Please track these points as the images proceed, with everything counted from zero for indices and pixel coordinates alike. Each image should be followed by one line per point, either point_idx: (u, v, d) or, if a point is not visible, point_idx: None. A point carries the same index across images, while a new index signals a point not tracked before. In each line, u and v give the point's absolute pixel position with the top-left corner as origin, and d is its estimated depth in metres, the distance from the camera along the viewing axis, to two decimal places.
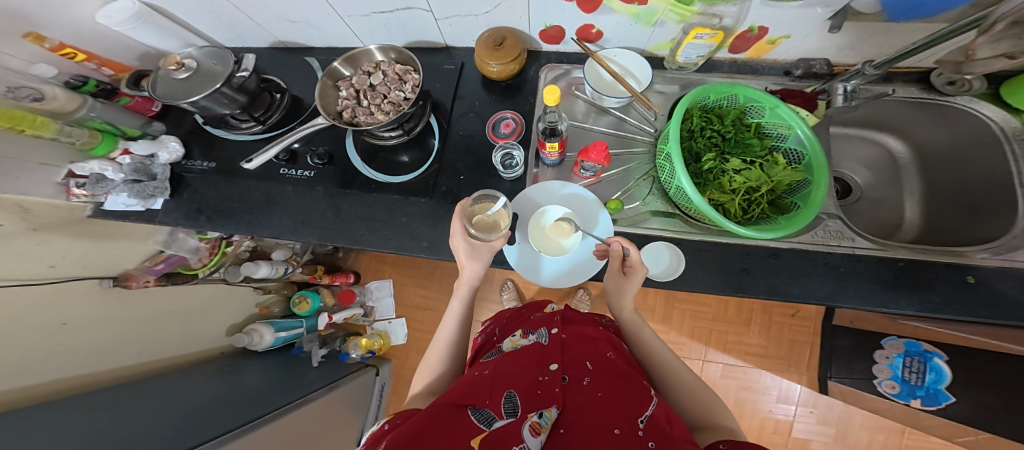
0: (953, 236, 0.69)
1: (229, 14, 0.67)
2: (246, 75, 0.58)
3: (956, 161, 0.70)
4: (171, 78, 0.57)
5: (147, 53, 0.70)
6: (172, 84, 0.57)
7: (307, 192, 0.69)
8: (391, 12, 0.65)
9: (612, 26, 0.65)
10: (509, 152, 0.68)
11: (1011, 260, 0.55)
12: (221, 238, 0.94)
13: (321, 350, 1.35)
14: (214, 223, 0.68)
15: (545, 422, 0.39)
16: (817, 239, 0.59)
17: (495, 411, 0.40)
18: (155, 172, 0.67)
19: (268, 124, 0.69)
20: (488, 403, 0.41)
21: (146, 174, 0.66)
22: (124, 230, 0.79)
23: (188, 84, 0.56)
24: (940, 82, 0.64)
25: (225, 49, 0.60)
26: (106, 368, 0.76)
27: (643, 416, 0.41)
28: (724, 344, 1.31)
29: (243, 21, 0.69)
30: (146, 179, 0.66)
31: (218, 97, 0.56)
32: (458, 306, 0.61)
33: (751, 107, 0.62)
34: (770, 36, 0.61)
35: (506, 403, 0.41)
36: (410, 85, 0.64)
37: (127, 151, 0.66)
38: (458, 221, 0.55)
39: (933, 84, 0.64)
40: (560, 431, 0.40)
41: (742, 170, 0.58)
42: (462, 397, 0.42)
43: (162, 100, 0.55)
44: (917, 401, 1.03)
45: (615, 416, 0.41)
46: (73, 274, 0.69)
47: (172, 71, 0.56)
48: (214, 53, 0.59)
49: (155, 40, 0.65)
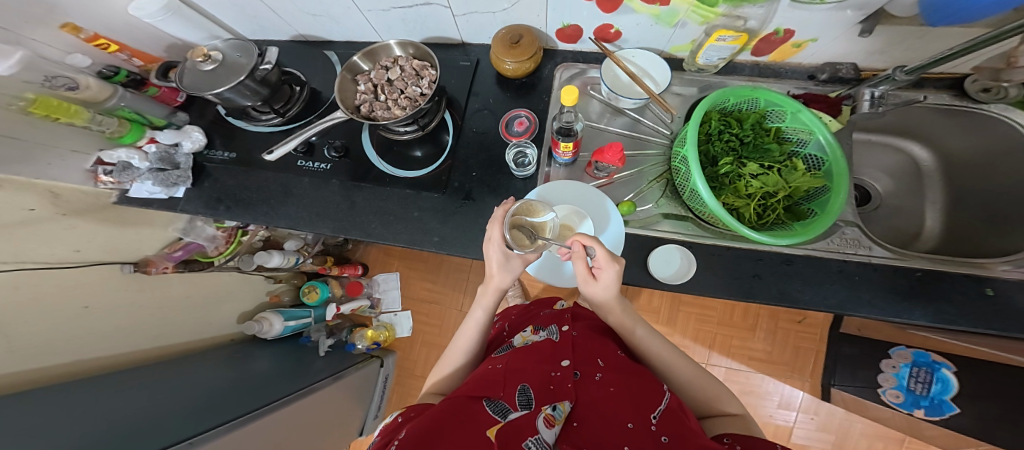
0: (972, 248, 0.68)
1: (253, 7, 0.68)
2: (269, 68, 0.59)
3: (982, 170, 0.69)
4: (198, 70, 0.58)
5: (174, 45, 0.72)
6: (198, 76, 0.58)
7: (322, 184, 0.70)
8: (412, 7, 0.65)
9: (631, 27, 0.65)
10: (522, 150, 0.68)
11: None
12: (237, 227, 0.97)
13: (328, 340, 1.37)
14: (232, 212, 0.69)
15: (559, 415, 0.40)
16: (832, 246, 0.58)
17: (510, 403, 0.40)
18: (179, 161, 0.68)
19: (288, 116, 0.71)
20: (502, 395, 0.41)
21: (170, 164, 0.68)
22: (146, 217, 0.81)
23: (213, 77, 0.57)
24: (974, 89, 0.62)
25: (249, 42, 0.61)
26: (123, 350, 0.79)
27: (656, 411, 0.42)
28: (729, 348, 1.30)
29: (267, 14, 0.70)
30: (170, 168, 0.68)
31: (241, 88, 0.57)
32: (480, 314, 0.61)
33: (771, 111, 0.61)
34: (796, 39, 0.60)
35: (520, 396, 0.41)
36: (427, 81, 0.64)
37: (153, 140, 0.67)
38: (498, 228, 0.53)
39: (966, 90, 0.62)
40: (573, 424, 0.41)
41: (760, 175, 0.58)
42: (477, 389, 0.43)
43: (189, 91, 0.56)
44: (920, 412, 1.01)
45: (628, 410, 0.42)
46: (96, 258, 0.72)
47: (200, 63, 0.58)
48: (237, 45, 0.60)
49: (182, 31, 0.67)
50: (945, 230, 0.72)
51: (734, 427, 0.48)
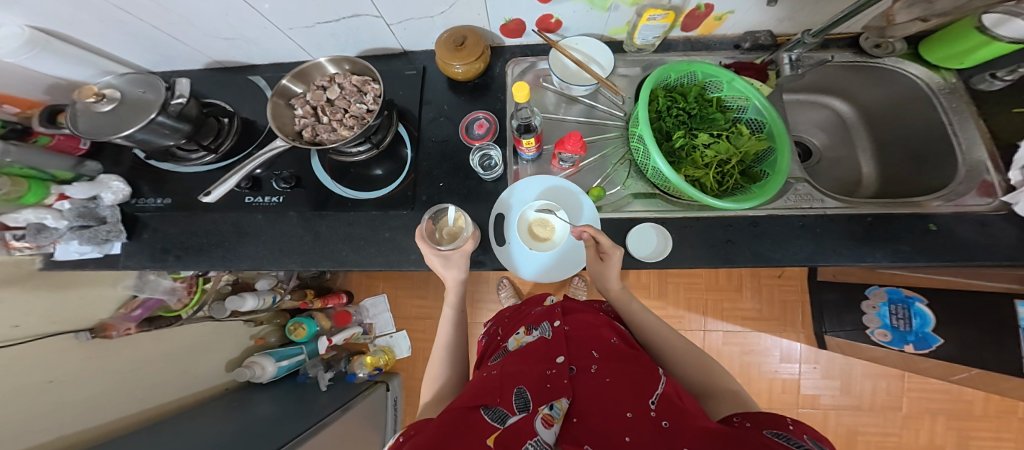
0: (904, 188, 0.71)
1: (149, 34, 0.63)
2: (182, 102, 0.53)
3: (897, 118, 0.72)
4: (93, 112, 0.51)
5: (55, 84, 0.64)
6: (96, 118, 0.51)
7: (278, 219, 0.67)
8: (337, 21, 0.63)
9: (570, 15, 0.65)
10: (486, 153, 0.68)
11: (963, 205, 0.56)
12: (196, 275, 0.92)
13: (326, 373, 1.32)
14: (183, 261, 0.65)
15: (556, 414, 0.39)
16: (789, 204, 0.59)
17: (508, 408, 0.39)
18: (104, 215, 0.64)
19: (221, 151, 0.67)
20: (499, 401, 0.40)
21: (94, 219, 0.63)
22: (86, 279, 0.75)
23: (115, 117, 0.51)
24: (868, 45, 0.65)
25: (153, 75, 0.55)
26: (99, 423, 0.73)
27: (654, 396, 0.41)
28: (721, 312, 1.32)
29: (168, 41, 0.66)
30: (96, 223, 0.63)
31: (155, 128, 0.52)
32: (450, 312, 0.62)
33: (710, 82, 0.62)
34: (717, 12, 0.61)
35: (517, 399, 0.40)
36: (372, 96, 0.62)
37: (63, 196, 0.60)
38: (423, 242, 0.57)
39: (863, 47, 0.65)
40: (573, 420, 0.40)
41: (712, 144, 0.58)
42: (475, 398, 0.41)
43: (86, 136, 0.49)
44: (910, 346, 0.98)
45: (626, 399, 0.41)
46: (42, 330, 0.66)
47: (93, 104, 0.51)
48: (138, 80, 0.55)
49: (63, 69, 0.62)
50: (880, 175, 0.75)
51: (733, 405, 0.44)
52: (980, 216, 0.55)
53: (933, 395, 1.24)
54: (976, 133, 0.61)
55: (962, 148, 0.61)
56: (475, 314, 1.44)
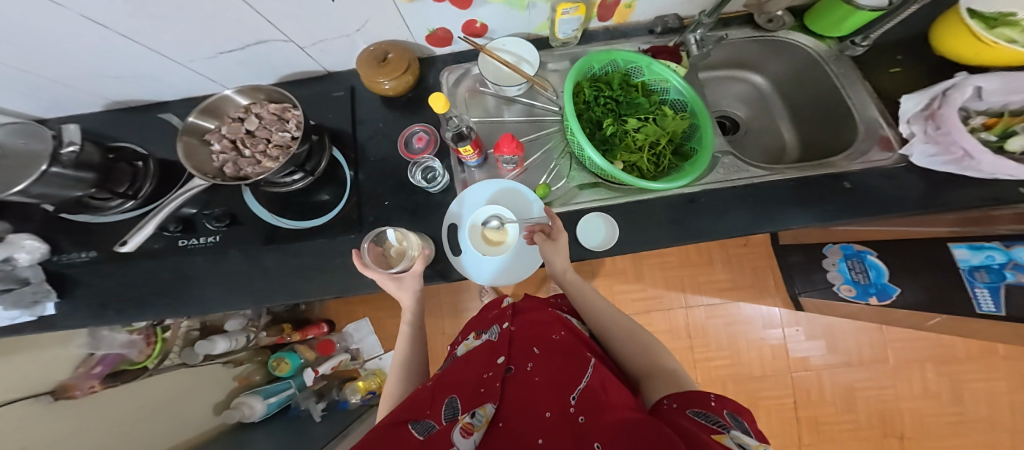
0: (823, 149, 0.71)
1: (32, 81, 0.60)
2: (77, 148, 0.49)
3: (803, 83, 0.74)
4: None
5: None
6: None
7: (221, 258, 0.66)
8: (241, 49, 0.62)
9: (493, 17, 0.65)
10: (428, 166, 0.68)
11: (870, 161, 0.58)
12: (151, 325, 0.92)
13: (320, 404, 1.34)
14: (123, 314, 0.63)
15: (478, 421, 0.38)
16: (719, 177, 0.61)
17: (435, 419, 0.40)
18: (25, 275, 0.60)
19: (142, 196, 0.62)
20: (427, 414, 0.41)
21: (14, 280, 0.59)
22: (32, 343, 0.72)
23: (3, 175, 0.45)
24: (763, 20, 0.68)
25: (37, 124, 0.49)
26: None
27: (576, 392, 0.40)
28: (698, 286, 1.34)
29: (55, 85, 0.63)
30: (17, 285, 0.59)
31: (51, 180, 0.47)
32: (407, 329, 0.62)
33: (632, 68, 0.62)
34: (626, 2, 0.61)
35: (446, 409, 0.41)
36: (293, 123, 0.61)
37: None
38: (372, 271, 0.56)
39: (758, 23, 0.68)
40: (498, 425, 0.39)
41: (641, 128, 0.59)
42: (405, 412, 0.42)
43: None
44: (875, 298, 1.00)
45: (550, 398, 0.40)
46: (9, 397, 0.64)
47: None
48: (21, 130, 0.48)
49: None
50: (800, 138, 0.77)
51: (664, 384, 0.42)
52: (887, 170, 0.57)
53: (913, 342, 1.28)
54: (866, 95, 0.65)
55: (857, 107, 0.64)
56: (460, 323, 1.44)
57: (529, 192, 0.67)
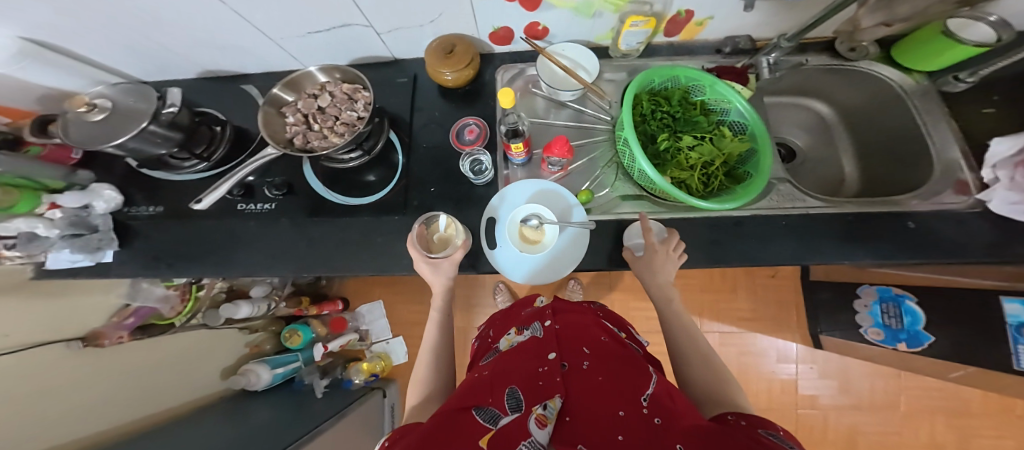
0: (887, 187, 0.72)
1: (144, 46, 0.64)
2: (175, 110, 0.55)
3: (873, 118, 0.74)
4: (83, 122, 0.50)
5: (45, 95, 0.65)
6: (87, 128, 0.50)
7: (271, 225, 0.68)
8: (330, 30, 0.65)
9: (555, 22, 0.67)
10: (477, 158, 0.70)
11: (941, 203, 0.57)
12: (189, 283, 0.95)
13: (323, 380, 1.33)
14: (175, 268, 0.66)
15: (550, 413, 0.39)
16: (773, 204, 0.61)
17: (500, 408, 0.40)
18: (95, 223, 0.65)
19: (213, 160, 0.67)
20: (490, 402, 0.41)
21: (86, 227, 0.64)
22: (79, 289, 0.78)
23: (104, 126, 0.50)
24: (843, 49, 0.67)
25: (146, 85, 0.55)
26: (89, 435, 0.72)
27: (645, 394, 0.41)
28: (717, 313, 1.32)
29: (162, 52, 0.67)
30: (87, 231, 0.64)
31: (149, 136, 0.52)
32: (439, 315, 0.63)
33: (693, 86, 0.63)
34: (697, 18, 0.63)
35: (509, 400, 0.41)
36: (362, 104, 0.64)
37: (55, 204, 0.61)
38: (414, 247, 0.57)
39: (838, 51, 0.67)
40: (566, 419, 0.39)
41: (696, 146, 0.60)
42: (466, 400, 0.42)
43: (80, 145, 0.48)
44: (903, 344, 0.98)
45: (617, 397, 0.41)
46: (36, 340, 0.66)
47: (83, 114, 0.50)
48: (131, 89, 0.54)
49: (53, 78, 0.62)
50: (861, 176, 0.77)
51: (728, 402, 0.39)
52: (957, 216, 0.56)
53: (934, 395, 1.24)
54: (950, 134, 0.63)
55: (936, 148, 0.63)
56: (472, 318, 1.44)
57: (569, 195, 0.67)
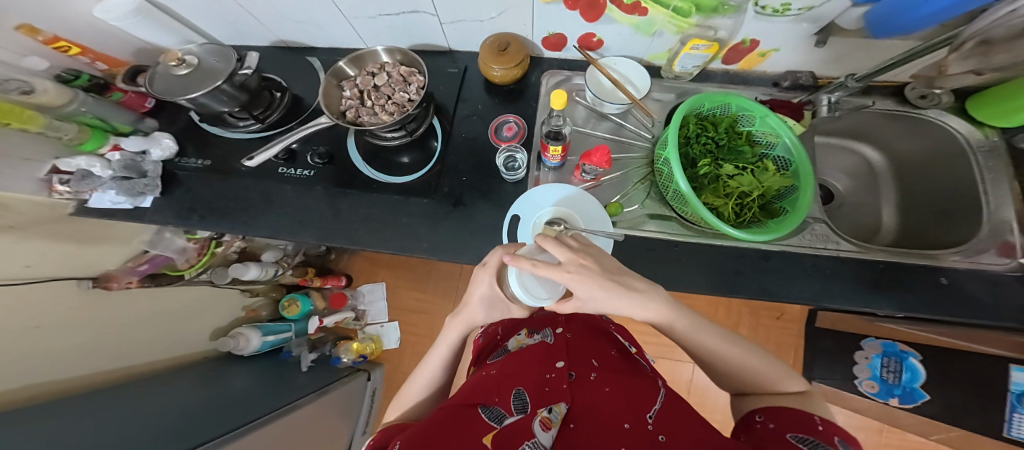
0: (925, 241, 0.74)
1: (234, 14, 0.71)
2: (248, 73, 0.62)
3: (927, 171, 0.75)
4: (171, 74, 0.59)
5: (143, 49, 0.75)
6: (172, 80, 0.59)
7: (305, 191, 0.69)
8: (397, 15, 0.68)
9: (613, 36, 0.69)
10: (512, 155, 0.69)
11: (980, 263, 0.58)
12: (210, 238, 0.94)
13: (311, 355, 1.32)
14: (206, 221, 0.68)
15: (554, 417, 0.39)
16: (804, 242, 0.62)
17: (505, 408, 0.40)
18: (146, 169, 0.68)
19: (267, 123, 0.72)
20: (496, 401, 0.41)
21: (136, 172, 0.67)
22: (105, 232, 0.77)
23: (189, 81, 0.59)
24: (913, 95, 0.69)
25: (227, 47, 0.62)
26: (72, 375, 0.71)
27: (651, 412, 0.41)
28: (715, 346, 1.33)
29: (246, 19, 0.72)
30: (137, 176, 0.67)
31: (218, 94, 0.59)
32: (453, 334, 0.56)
33: (742, 116, 0.65)
34: (761, 48, 0.66)
35: (515, 401, 0.41)
36: (415, 87, 0.66)
37: (116, 147, 0.67)
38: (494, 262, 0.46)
39: (907, 97, 0.69)
40: (570, 425, 0.40)
41: (736, 175, 0.61)
42: (472, 397, 0.42)
43: (162, 95, 0.57)
44: (895, 399, 1.06)
45: (623, 411, 0.41)
46: (53, 273, 0.67)
47: (173, 67, 0.59)
48: (216, 50, 0.62)
49: (153, 35, 0.69)
50: (900, 225, 0.79)
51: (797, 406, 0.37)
52: (991, 275, 0.57)
53: None
54: (1009, 195, 0.63)
55: (989, 208, 0.64)
56: None
57: (601, 209, 0.65)
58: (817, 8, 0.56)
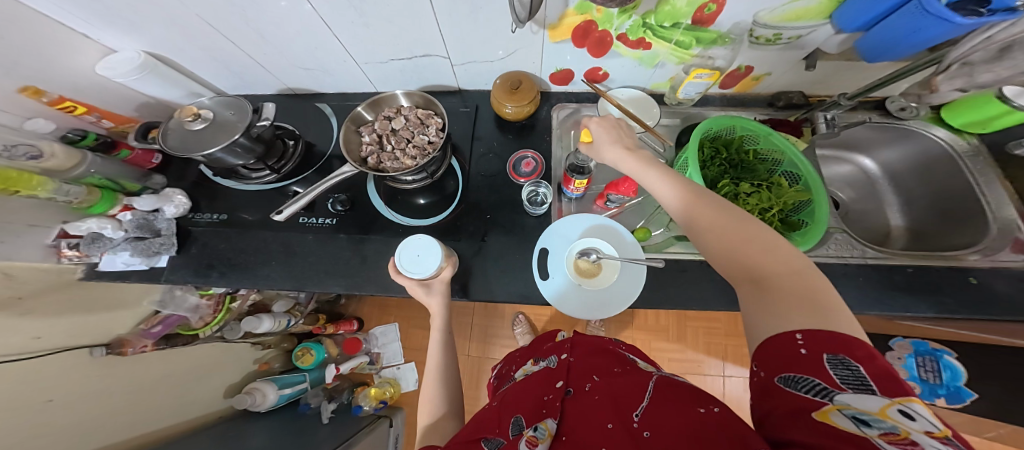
0: (934, 243, 0.74)
1: (234, 58, 0.69)
2: (265, 125, 0.57)
3: (922, 175, 0.78)
4: (184, 128, 0.57)
5: (146, 103, 0.73)
6: (186, 135, 0.56)
7: (328, 240, 0.69)
8: (409, 59, 0.71)
9: (618, 68, 0.73)
10: (536, 189, 0.71)
11: (999, 260, 0.61)
12: (224, 293, 0.90)
13: (331, 404, 1.26)
14: (226, 277, 0.66)
15: (541, 435, 0.41)
16: (830, 252, 0.63)
17: (504, 437, 0.41)
18: (159, 227, 0.67)
19: (282, 172, 0.71)
20: (497, 431, 0.42)
21: (150, 230, 0.66)
22: (117, 294, 0.75)
23: (202, 136, 0.56)
24: (894, 108, 0.74)
25: (240, 99, 0.60)
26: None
27: (639, 408, 0.40)
28: (740, 358, 1.31)
29: (250, 65, 0.71)
30: (151, 235, 0.66)
31: (234, 147, 0.57)
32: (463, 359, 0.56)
33: (748, 136, 0.68)
34: (756, 73, 0.70)
35: (512, 426, 0.43)
36: (434, 129, 0.68)
37: (128, 208, 0.66)
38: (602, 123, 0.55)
39: (889, 109, 0.74)
40: (561, 438, 0.41)
41: (753, 193, 0.63)
42: (475, 431, 0.43)
43: (174, 151, 0.55)
44: (944, 400, 0.98)
45: (609, 413, 0.41)
46: (64, 343, 0.64)
47: (187, 122, 0.56)
48: (228, 102, 0.60)
49: (158, 90, 0.67)
50: (910, 227, 0.80)
51: (801, 316, 0.30)
52: (1014, 272, 0.59)
53: None
54: (1006, 196, 0.68)
55: (992, 206, 0.68)
56: (487, 347, 1.41)
57: (628, 233, 0.67)
58: (806, 37, 0.61)
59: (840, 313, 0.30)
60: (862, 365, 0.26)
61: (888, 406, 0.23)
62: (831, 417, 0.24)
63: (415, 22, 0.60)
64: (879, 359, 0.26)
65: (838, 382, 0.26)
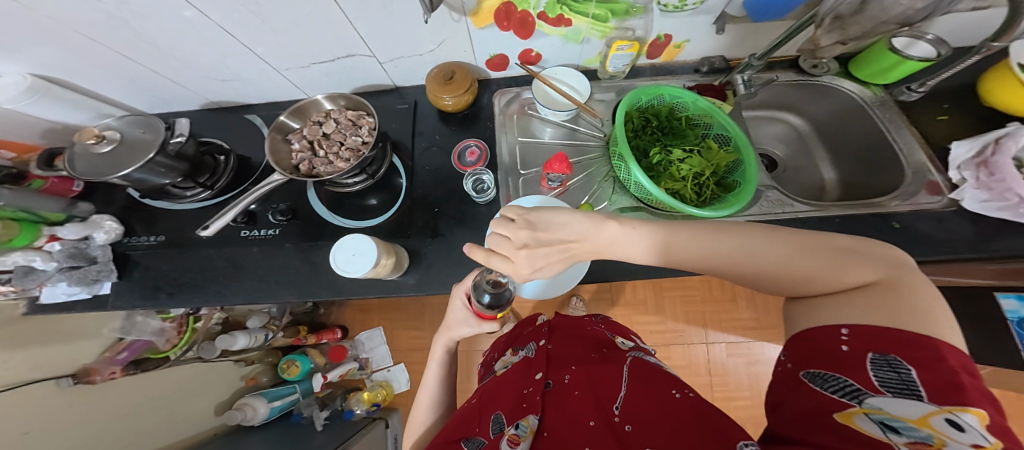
0: (862, 190, 0.74)
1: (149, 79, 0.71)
2: (181, 140, 0.61)
3: (844, 126, 0.77)
4: (91, 153, 0.57)
5: (53, 128, 0.70)
6: (94, 159, 0.57)
7: (274, 251, 0.70)
8: (331, 61, 0.71)
9: (548, 48, 0.72)
10: (479, 177, 0.72)
11: (919, 203, 0.60)
12: (186, 315, 0.94)
13: (323, 412, 1.28)
14: (175, 297, 0.68)
15: (523, 432, 0.39)
16: (764, 209, 0.63)
17: (484, 436, 0.41)
18: (94, 255, 0.67)
19: (217, 188, 0.72)
20: (477, 431, 0.42)
21: (84, 259, 0.66)
22: (73, 322, 0.77)
23: (111, 158, 0.57)
24: (807, 65, 0.73)
25: (151, 117, 0.62)
26: None
27: (618, 401, 0.40)
28: (720, 324, 1.32)
29: (168, 85, 0.73)
30: (86, 263, 0.66)
31: (153, 166, 0.58)
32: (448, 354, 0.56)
33: (678, 103, 0.69)
34: (675, 41, 0.70)
35: (493, 425, 0.42)
36: (366, 129, 0.68)
37: (54, 237, 0.65)
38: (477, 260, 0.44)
39: (802, 67, 0.73)
40: (544, 434, 0.39)
41: (686, 158, 0.64)
42: (458, 431, 0.44)
43: (86, 177, 0.55)
44: None
45: (591, 410, 0.40)
46: (26, 377, 0.66)
47: (92, 145, 0.57)
48: (140, 121, 0.61)
49: (64, 114, 0.68)
50: (840, 180, 0.79)
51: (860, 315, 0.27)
52: (936, 213, 0.59)
53: None
54: (913, 138, 0.68)
55: (904, 150, 0.67)
56: (474, 341, 1.42)
57: None
58: (708, 1, 0.60)
59: (917, 313, 0.26)
60: (916, 370, 0.23)
61: (932, 414, 0.21)
62: (854, 420, 0.24)
63: (317, 22, 0.60)
64: (949, 361, 0.23)
65: (875, 385, 0.25)
